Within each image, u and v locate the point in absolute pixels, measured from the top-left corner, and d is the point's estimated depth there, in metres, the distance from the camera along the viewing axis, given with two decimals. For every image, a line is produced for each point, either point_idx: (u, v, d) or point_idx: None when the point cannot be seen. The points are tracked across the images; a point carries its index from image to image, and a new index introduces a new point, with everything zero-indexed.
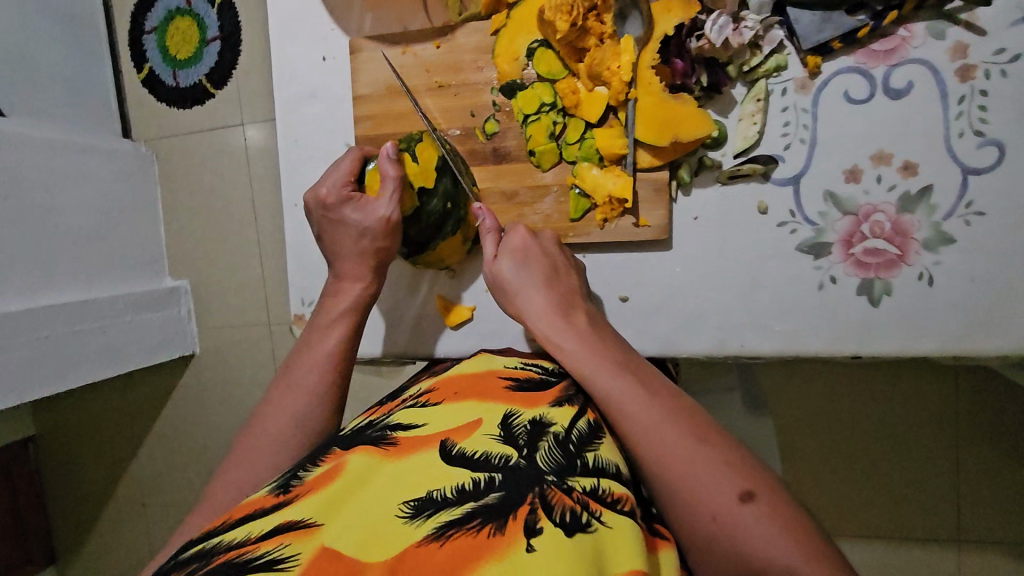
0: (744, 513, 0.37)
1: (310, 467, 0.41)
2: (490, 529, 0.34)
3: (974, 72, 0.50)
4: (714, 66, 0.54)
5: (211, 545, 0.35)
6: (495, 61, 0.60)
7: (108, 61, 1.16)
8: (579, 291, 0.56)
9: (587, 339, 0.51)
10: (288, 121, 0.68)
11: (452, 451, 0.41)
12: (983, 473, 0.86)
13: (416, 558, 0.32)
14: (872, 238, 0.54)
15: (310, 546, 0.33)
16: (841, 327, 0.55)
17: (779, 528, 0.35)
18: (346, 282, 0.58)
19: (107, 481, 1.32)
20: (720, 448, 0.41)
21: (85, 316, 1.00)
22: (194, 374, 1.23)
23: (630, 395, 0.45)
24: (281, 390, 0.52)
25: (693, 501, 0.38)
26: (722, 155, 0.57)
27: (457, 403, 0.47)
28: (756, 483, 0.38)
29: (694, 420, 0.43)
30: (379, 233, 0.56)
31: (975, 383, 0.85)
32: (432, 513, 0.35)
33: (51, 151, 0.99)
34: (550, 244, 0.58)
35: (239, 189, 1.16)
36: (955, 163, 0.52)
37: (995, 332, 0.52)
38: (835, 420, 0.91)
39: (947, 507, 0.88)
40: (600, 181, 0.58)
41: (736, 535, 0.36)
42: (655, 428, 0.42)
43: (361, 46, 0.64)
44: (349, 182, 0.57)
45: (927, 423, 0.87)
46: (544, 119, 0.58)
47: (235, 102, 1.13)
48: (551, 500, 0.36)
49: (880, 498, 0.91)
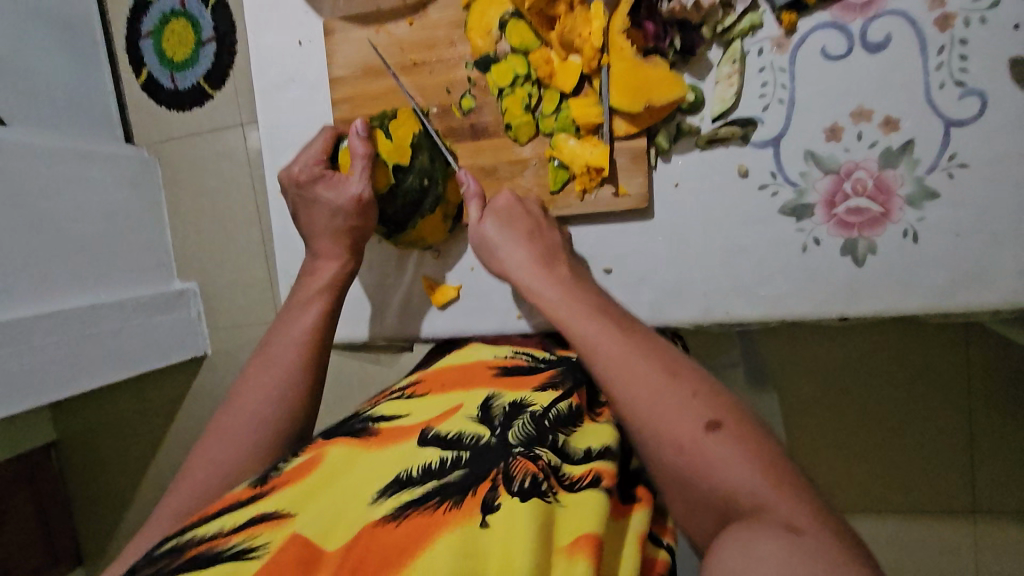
0: (709, 439, 0.36)
1: (288, 459, 0.41)
2: (446, 506, 0.34)
3: (952, 20, 0.49)
4: (687, 29, 0.53)
5: (185, 535, 0.35)
6: (468, 35, 0.59)
7: (107, 66, 1.18)
8: (562, 247, 0.56)
9: (566, 291, 0.51)
10: (269, 110, 0.69)
11: (428, 435, 0.41)
12: (991, 434, 0.85)
13: (375, 537, 0.33)
14: (855, 197, 0.53)
15: (280, 535, 0.33)
16: (828, 290, 0.55)
17: (742, 453, 0.35)
18: (322, 260, 0.58)
19: (128, 481, 1.35)
20: (691, 380, 0.40)
21: (97, 319, 1.02)
22: (203, 370, 1.24)
23: (602, 332, 0.46)
24: (258, 366, 0.52)
25: (661, 430, 0.38)
26: (701, 120, 0.56)
27: (442, 397, 0.48)
28: (722, 412, 0.38)
29: (665, 358, 0.43)
30: (352, 211, 0.56)
31: (978, 343, 0.84)
32: (395, 492, 0.36)
33: (55, 157, 1.00)
34: (533, 206, 0.57)
35: (238, 186, 1.17)
36: (937, 114, 0.50)
37: (987, 286, 0.51)
38: (837, 389, 0.90)
39: (955, 470, 0.87)
40: (577, 152, 0.57)
41: (701, 462, 0.35)
42: (627, 363, 0.43)
43: (336, 29, 0.64)
44: (321, 161, 0.58)
45: (930, 385, 0.86)
46: (519, 91, 0.58)
47: (231, 100, 1.14)
48: (513, 471, 0.36)
49: (886, 467, 0.90)
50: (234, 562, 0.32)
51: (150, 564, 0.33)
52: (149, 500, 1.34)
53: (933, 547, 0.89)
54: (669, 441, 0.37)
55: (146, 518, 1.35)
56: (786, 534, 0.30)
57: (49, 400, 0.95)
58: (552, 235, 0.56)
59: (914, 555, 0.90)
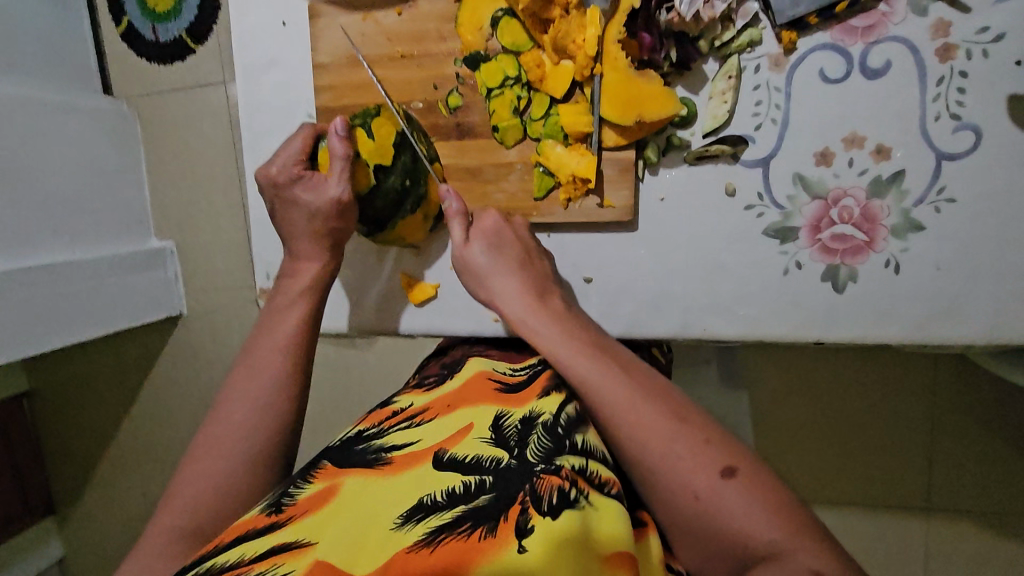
0: (727, 488, 0.37)
1: (302, 486, 0.41)
2: (480, 532, 0.33)
3: (954, 51, 0.48)
4: (684, 41, 0.51)
5: (204, 566, 0.35)
6: (459, 30, 0.57)
7: (85, 16, 1.12)
8: (551, 277, 0.56)
9: (565, 327, 0.51)
10: (247, 88, 0.66)
11: (444, 457, 0.41)
12: (964, 453, 0.87)
13: (407, 563, 0.33)
14: (841, 224, 0.53)
15: (304, 563, 0.33)
16: (806, 313, 0.55)
17: (759, 501, 0.36)
18: (303, 261, 0.57)
19: (100, 437, 1.34)
20: (698, 425, 0.41)
21: (70, 278, 1.00)
22: (182, 339, 1.23)
23: (604, 373, 0.46)
24: (241, 371, 0.51)
25: (676, 479, 0.39)
26: (691, 135, 0.54)
27: (448, 417, 0.47)
28: (734, 456, 0.39)
29: (671, 401, 0.43)
30: (331, 214, 0.55)
31: (959, 365, 0.85)
32: (422, 518, 0.36)
33: (30, 111, 0.96)
34: (521, 231, 0.57)
35: (223, 154, 1.14)
36: (930, 147, 0.50)
37: (959, 320, 0.51)
38: (816, 402, 0.91)
39: (926, 484, 0.90)
40: (565, 159, 0.56)
41: (719, 512, 0.37)
42: (634, 406, 0.43)
43: (320, 11, 0.61)
44: (301, 160, 0.55)
45: (908, 394, 0.88)
46: (507, 93, 0.56)
47: (217, 59, 1.10)
48: (540, 489, 0.35)
49: (859, 478, 0.92)
50: None
51: None
52: (122, 463, 1.34)
53: (897, 555, 0.92)
54: (684, 489, 0.38)
55: (120, 479, 1.35)
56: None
57: (22, 357, 0.93)
58: (539, 264, 0.56)
59: (879, 558, 0.93)
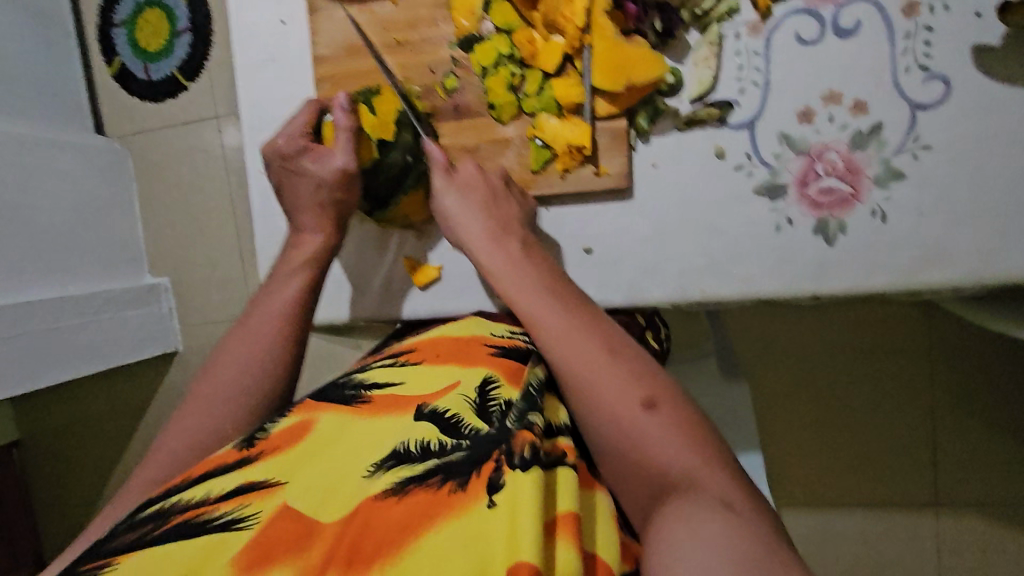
0: (647, 419, 0.38)
1: (275, 422, 0.41)
2: (450, 486, 0.33)
3: (918, 8, 0.51)
4: (666, 10, 0.54)
5: (170, 504, 0.34)
6: (452, 15, 0.60)
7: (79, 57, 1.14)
8: (518, 219, 0.57)
9: (517, 268, 0.52)
10: (246, 86, 0.68)
11: (425, 410, 0.40)
12: (955, 430, 0.88)
13: (374, 514, 0.33)
14: (827, 177, 0.55)
15: (271, 505, 0.33)
16: (799, 268, 0.56)
17: (676, 433, 0.38)
18: (305, 234, 0.58)
19: (96, 480, 1.31)
20: (630, 359, 0.42)
21: (65, 313, 0.99)
22: (179, 364, 1.22)
23: (547, 307, 0.47)
24: (240, 338, 0.51)
25: (602, 405, 0.40)
26: (680, 101, 0.57)
27: (439, 368, 0.46)
28: (658, 390, 0.40)
29: (609, 335, 0.44)
30: (336, 183, 0.56)
31: (946, 339, 0.87)
32: (393, 467, 0.36)
33: (24, 147, 0.97)
34: (495, 178, 0.58)
35: (215, 182, 1.15)
36: (903, 99, 0.53)
37: (949, 263, 0.53)
38: (811, 385, 0.92)
39: (921, 465, 0.90)
40: (559, 131, 0.58)
41: (638, 438, 0.38)
42: (568, 336, 0.44)
43: (319, 6, 0.64)
44: (307, 133, 0.58)
45: (883, 372, 0.89)
46: (502, 71, 0.58)
47: (209, 94, 1.12)
48: (515, 443, 0.35)
49: (856, 462, 0.92)
50: (225, 532, 0.32)
51: (134, 531, 0.33)
52: None
53: (897, 539, 0.92)
54: (608, 416, 0.39)
55: None
56: (722, 509, 0.33)
57: (15, 395, 0.92)
58: (507, 207, 0.57)
59: (883, 545, 0.92)
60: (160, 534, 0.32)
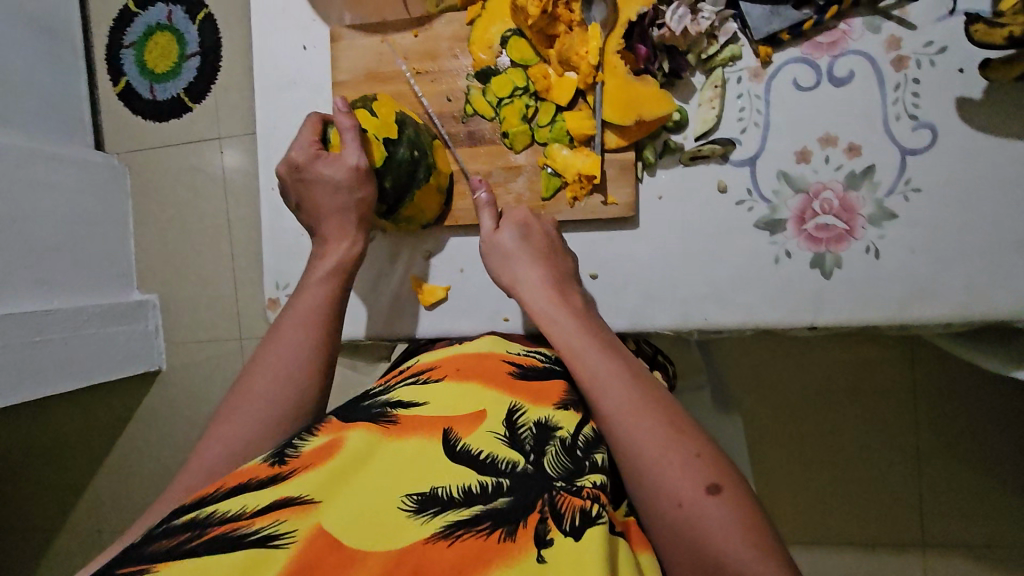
0: (710, 505, 0.37)
1: (304, 440, 0.40)
2: (500, 534, 0.34)
3: (906, 62, 0.55)
4: (674, 54, 0.58)
5: (202, 514, 0.33)
6: (471, 49, 0.63)
7: (84, 76, 1.16)
8: (573, 273, 0.59)
9: (578, 321, 0.53)
10: (265, 107, 0.70)
11: (456, 447, 0.40)
12: (951, 486, 0.89)
13: (422, 555, 0.32)
14: (823, 215, 0.58)
15: (307, 524, 0.33)
16: (797, 300, 0.58)
17: (739, 522, 0.36)
18: (331, 242, 0.60)
19: (63, 505, 1.28)
20: (694, 439, 0.41)
21: (47, 327, 0.97)
22: (163, 383, 1.20)
23: (613, 370, 0.47)
24: (270, 345, 0.53)
25: (665, 483, 0.39)
26: (684, 138, 0.60)
27: (462, 384, 0.46)
28: (722, 475, 0.39)
29: (673, 413, 0.43)
30: (352, 181, 0.57)
31: (949, 396, 0.89)
32: (438, 510, 0.35)
33: (24, 159, 0.97)
34: (549, 226, 0.60)
35: (213, 201, 1.16)
36: (894, 143, 0.56)
37: (937, 299, 0.55)
38: (814, 425, 0.93)
39: (914, 517, 0.91)
40: (570, 161, 0.60)
41: (699, 523, 0.37)
42: (637, 407, 0.43)
43: (341, 34, 0.67)
44: (315, 143, 0.59)
45: (890, 421, 0.91)
46: (517, 102, 0.61)
47: (213, 115, 1.14)
48: (561, 506, 0.37)
49: (850, 506, 0.92)
50: (260, 549, 0.31)
51: (168, 540, 0.32)
52: (90, 521, 1.26)
53: None
54: (670, 496, 0.39)
55: (88, 540, 1.26)
56: None
57: None
58: (562, 260, 0.59)
59: None
60: (196, 546, 0.31)
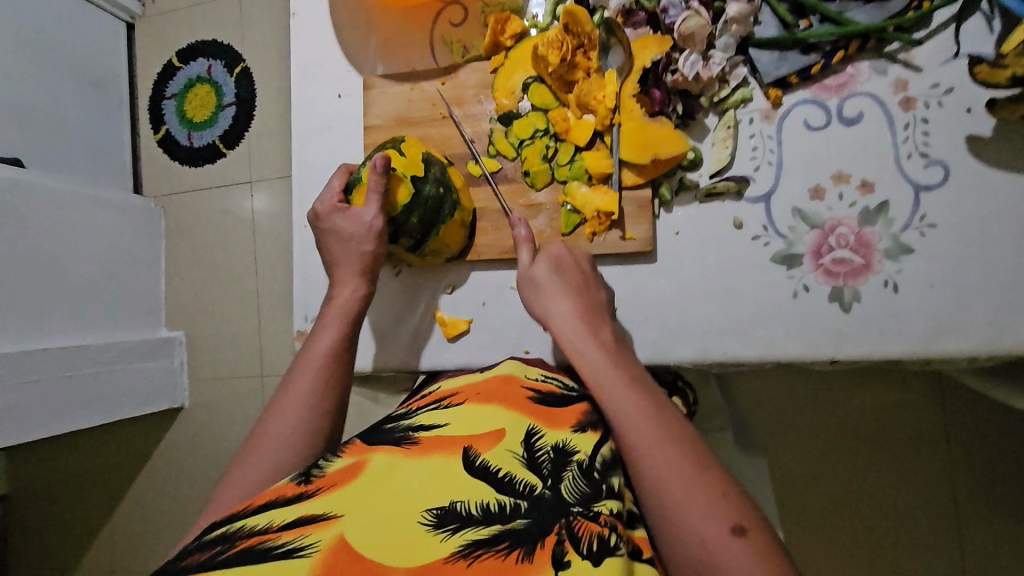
0: (732, 547, 0.35)
1: (330, 459, 0.41)
2: (518, 555, 0.33)
3: (915, 102, 0.57)
4: (687, 97, 0.61)
5: (233, 529, 0.34)
6: (494, 94, 0.67)
7: (127, 124, 1.23)
8: (602, 304, 0.57)
9: (605, 351, 0.50)
10: (301, 151, 0.74)
11: (474, 461, 0.40)
12: (986, 533, 0.85)
13: None
14: (839, 249, 0.59)
15: (328, 536, 0.33)
16: (817, 334, 0.59)
17: (766, 567, 0.33)
18: (342, 286, 0.62)
19: (79, 543, 1.28)
20: (721, 480, 0.39)
21: (79, 363, 1.00)
22: (186, 419, 1.22)
23: (639, 403, 0.44)
24: (302, 365, 0.56)
25: (688, 522, 0.37)
26: (699, 176, 0.62)
27: (482, 408, 0.46)
28: (749, 519, 0.36)
29: (701, 450, 0.41)
30: (365, 236, 0.61)
31: (979, 445, 0.86)
32: (456, 527, 0.35)
33: (70, 203, 1.03)
34: (583, 258, 0.61)
35: (242, 242, 1.20)
36: (908, 181, 0.57)
37: (959, 333, 0.55)
38: (830, 472, 0.91)
39: (950, 567, 0.86)
40: (589, 198, 0.63)
41: (723, 567, 0.34)
42: (661, 442, 0.41)
43: (373, 83, 0.71)
44: (338, 194, 0.64)
45: (916, 471, 0.88)
46: (538, 143, 0.65)
47: (245, 161, 1.20)
48: (578, 530, 0.36)
49: (879, 556, 0.89)
50: (284, 561, 0.31)
51: (199, 553, 0.33)
52: (106, 560, 1.26)
53: None
54: (693, 534, 0.36)
55: None
56: None
57: (20, 440, 0.91)
58: (593, 292, 0.58)
59: None
60: (225, 558, 0.32)
